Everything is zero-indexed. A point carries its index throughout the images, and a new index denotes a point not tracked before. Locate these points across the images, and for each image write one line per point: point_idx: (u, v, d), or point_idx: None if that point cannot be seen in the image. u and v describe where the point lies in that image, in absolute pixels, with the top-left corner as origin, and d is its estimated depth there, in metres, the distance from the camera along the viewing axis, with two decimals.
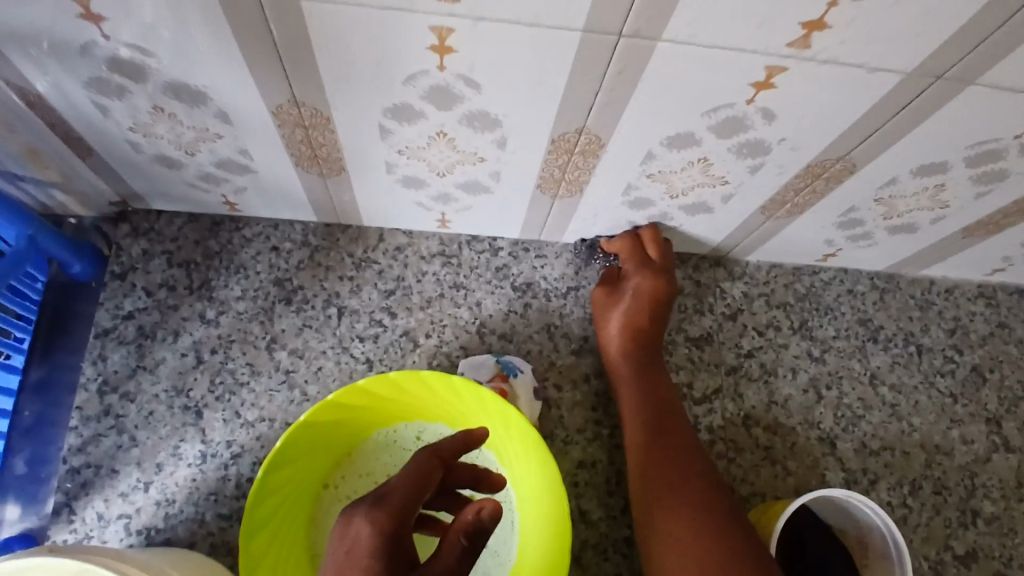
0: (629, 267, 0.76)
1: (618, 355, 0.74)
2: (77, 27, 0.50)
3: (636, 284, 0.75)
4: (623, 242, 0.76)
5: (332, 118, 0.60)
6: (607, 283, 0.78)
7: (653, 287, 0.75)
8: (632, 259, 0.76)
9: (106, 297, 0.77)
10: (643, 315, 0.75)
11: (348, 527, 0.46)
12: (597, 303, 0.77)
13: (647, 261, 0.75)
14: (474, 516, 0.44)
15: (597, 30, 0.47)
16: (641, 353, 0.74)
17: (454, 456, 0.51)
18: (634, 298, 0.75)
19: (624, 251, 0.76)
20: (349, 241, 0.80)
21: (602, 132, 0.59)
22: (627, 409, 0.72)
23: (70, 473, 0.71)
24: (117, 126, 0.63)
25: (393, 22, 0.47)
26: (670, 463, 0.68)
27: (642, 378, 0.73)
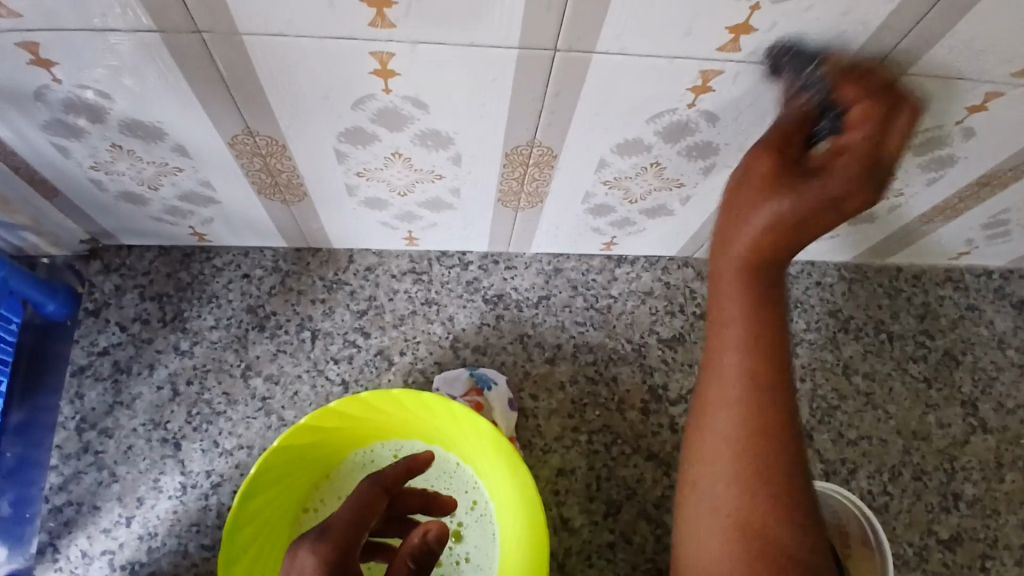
0: (845, 155, 0.45)
1: (743, 257, 0.49)
2: (28, 72, 0.52)
3: (837, 185, 0.45)
4: (863, 105, 0.46)
5: (288, 145, 0.61)
6: (781, 151, 0.49)
7: (852, 207, 0.46)
8: (862, 143, 0.45)
9: (81, 335, 0.77)
10: (816, 223, 0.46)
11: (293, 559, 0.51)
12: (757, 176, 0.48)
13: (872, 160, 0.45)
14: (420, 539, 0.51)
15: (532, 46, 0.49)
16: (769, 270, 0.49)
17: (397, 484, 0.57)
18: (816, 202, 0.45)
19: (855, 123, 0.46)
20: (319, 265, 0.81)
21: (553, 144, 0.61)
22: (722, 331, 0.51)
23: (53, 511, 0.72)
24: (79, 166, 0.64)
25: (332, 49, 0.49)
26: (758, 451, 0.48)
27: (759, 300, 0.49)
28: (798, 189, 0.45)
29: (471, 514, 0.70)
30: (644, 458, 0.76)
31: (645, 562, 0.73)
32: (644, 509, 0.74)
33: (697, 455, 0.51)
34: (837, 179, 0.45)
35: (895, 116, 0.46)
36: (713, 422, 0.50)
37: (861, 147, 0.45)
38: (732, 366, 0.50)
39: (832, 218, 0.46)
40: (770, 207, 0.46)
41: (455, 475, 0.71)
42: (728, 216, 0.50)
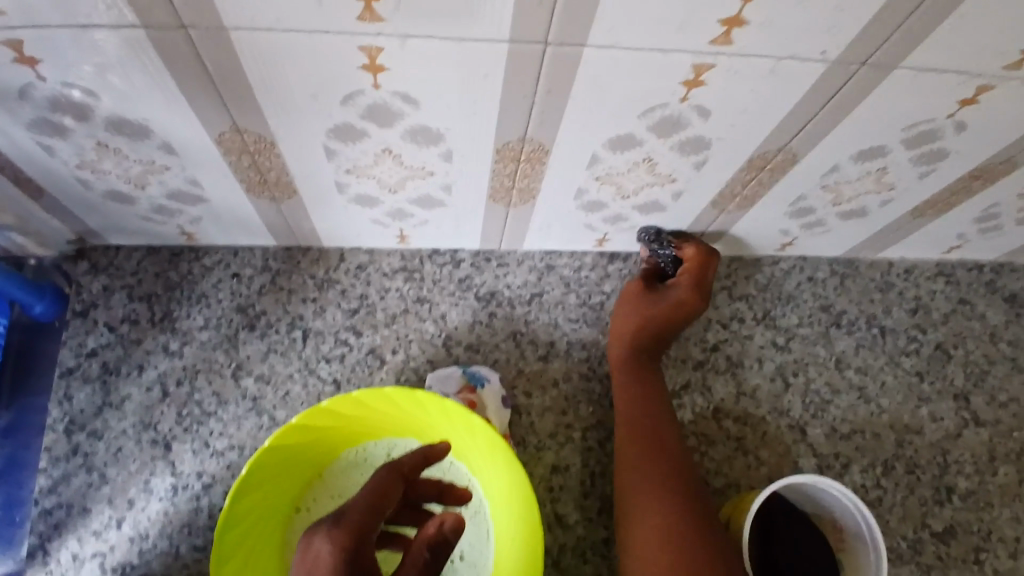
0: (683, 279, 0.75)
1: (633, 338, 0.75)
2: (11, 70, 0.51)
3: (682, 297, 0.75)
4: (693, 253, 0.75)
5: (276, 142, 0.60)
6: (644, 280, 0.78)
7: (693, 305, 0.75)
8: (694, 274, 0.75)
9: (69, 336, 0.76)
10: (671, 321, 0.75)
11: (308, 546, 0.50)
12: (630, 293, 0.78)
13: (699, 281, 0.75)
14: (436, 529, 0.50)
15: (523, 40, 0.48)
16: (649, 349, 0.76)
17: (415, 471, 0.57)
18: (669, 306, 0.75)
19: (688, 262, 0.76)
20: (310, 264, 0.80)
21: (545, 140, 0.60)
22: (622, 399, 0.73)
23: (43, 514, 0.71)
24: (64, 164, 0.63)
25: (321, 44, 0.48)
26: (662, 474, 0.68)
27: (645, 366, 0.75)
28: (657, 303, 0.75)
29: (465, 512, 0.70)
30: None
31: None
32: None
33: (629, 494, 0.68)
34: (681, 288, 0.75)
35: (708, 261, 0.76)
36: (627, 457, 0.70)
37: (694, 275, 0.75)
38: (637, 420, 0.71)
39: (681, 313, 0.75)
40: (644, 310, 0.75)
41: (448, 473, 0.70)
42: (620, 315, 0.77)
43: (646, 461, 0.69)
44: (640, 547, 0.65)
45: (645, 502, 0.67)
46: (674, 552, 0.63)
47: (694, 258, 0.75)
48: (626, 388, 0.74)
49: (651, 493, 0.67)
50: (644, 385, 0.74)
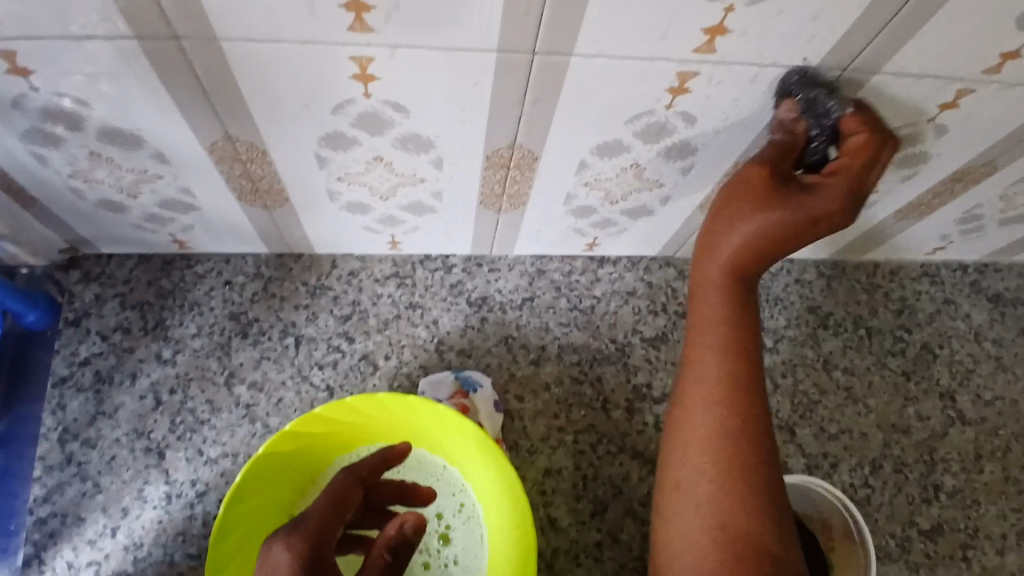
0: (835, 178, 0.56)
1: (731, 263, 0.58)
2: (4, 81, 0.51)
3: (829, 206, 0.55)
4: (861, 137, 0.55)
5: (268, 151, 0.60)
6: (774, 166, 0.56)
7: (839, 222, 0.55)
8: (848, 174, 0.55)
9: (61, 345, 0.76)
10: (796, 239, 0.56)
11: (267, 555, 0.50)
12: (755, 186, 0.56)
13: (856, 186, 0.55)
14: (397, 530, 0.52)
15: (511, 49, 0.49)
16: (746, 284, 0.59)
17: (371, 474, 0.60)
18: (806, 214, 0.54)
19: (849, 153, 0.56)
20: (302, 270, 0.81)
21: (534, 146, 0.61)
22: (705, 326, 0.60)
23: (37, 524, 0.71)
24: (57, 174, 0.63)
25: (311, 53, 0.49)
26: (730, 446, 0.56)
27: (741, 310, 0.59)
28: (794, 206, 0.55)
29: (459, 517, 0.70)
30: (630, 457, 0.77)
31: (633, 560, 0.73)
32: (631, 507, 0.75)
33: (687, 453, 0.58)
34: (829, 194, 0.55)
35: (876, 158, 0.56)
36: (696, 416, 0.58)
37: (850, 175, 0.55)
38: (711, 377, 0.58)
39: (822, 228, 0.56)
40: (770, 220, 0.55)
41: (441, 478, 0.71)
42: (716, 222, 0.58)
43: (712, 427, 0.57)
44: (681, 527, 0.56)
45: (700, 476, 0.56)
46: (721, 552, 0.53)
47: (857, 148, 0.56)
48: (709, 334, 0.59)
49: (716, 447, 0.56)
50: (729, 335, 0.59)
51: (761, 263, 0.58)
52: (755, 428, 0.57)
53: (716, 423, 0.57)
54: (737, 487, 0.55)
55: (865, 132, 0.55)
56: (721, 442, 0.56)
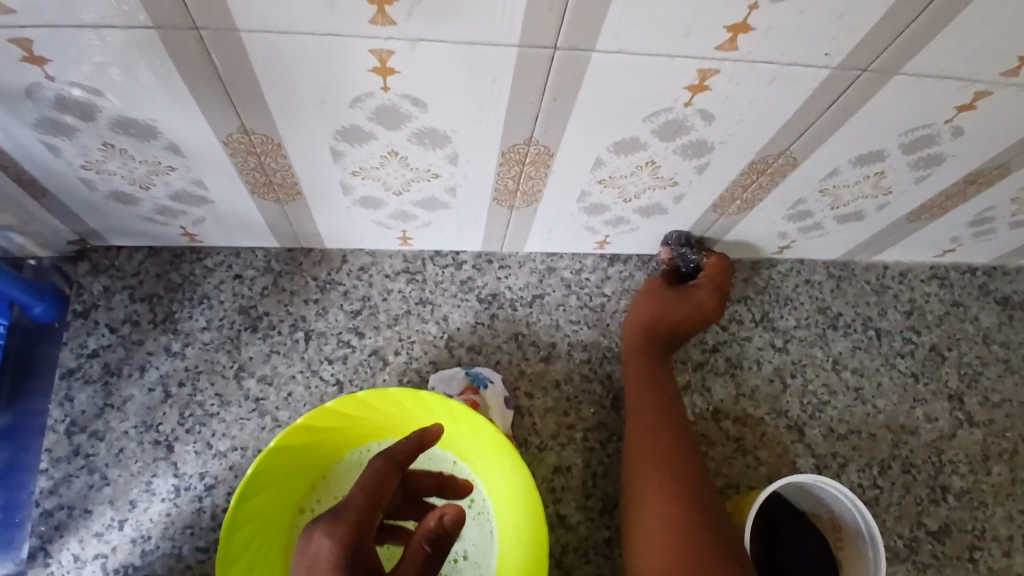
0: (707, 283, 0.78)
1: (649, 335, 0.77)
2: (19, 69, 0.51)
3: (706, 301, 0.77)
4: (716, 259, 0.79)
5: (283, 144, 0.60)
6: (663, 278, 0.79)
7: (712, 311, 0.77)
8: (714, 280, 0.78)
9: (69, 337, 0.76)
10: (687, 318, 0.76)
11: (306, 544, 0.45)
12: (652, 289, 0.79)
13: (720, 290, 0.78)
14: (436, 522, 0.43)
15: (532, 44, 0.49)
16: (661, 349, 0.77)
17: (410, 459, 0.50)
18: (697, 306, 0.76)
19: (710, 271, 0.79)
20: (312, 265, 0.80)
21: (550, 142, 0.61)
22: (637, 385, 0.74)
23: (44, 516, 0.71)
24: (69, 165, 0.63)
25: (331, 46, 0.48)
26: (672, 476, 0.68)
27: (661, 369, 0.76)
28: (681, 300, 0.77)
29: (469, 512, 0.70)
30: None
31: None
32: None
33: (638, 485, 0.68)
34: (706, 291, 0.77)
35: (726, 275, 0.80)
36: (642, 452, 0.70)
37: (715, 283, 0.78)
38: (650, 414, 0.72)
39: (701, 318, 0.77)
40: (672, 307, 0.76)
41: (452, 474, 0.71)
42: (637, 308, 0.78)
43: (659, 449, 0.70)
44: (649, 531, 0.65)
45: (657, 483, 0.68)
46: (680, 544, 0.63)
47: (716, 265, 0.79)
48: (642, 384, 0.74)
49: (660, 477, 0.68)
50: (658, 381, 0.75)
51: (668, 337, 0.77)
52: (690, 450, 0.70)
53: (659, 446, 0.70)
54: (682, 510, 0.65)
55: (717, 259, 0.79)
56: (666, 459, 0.69)
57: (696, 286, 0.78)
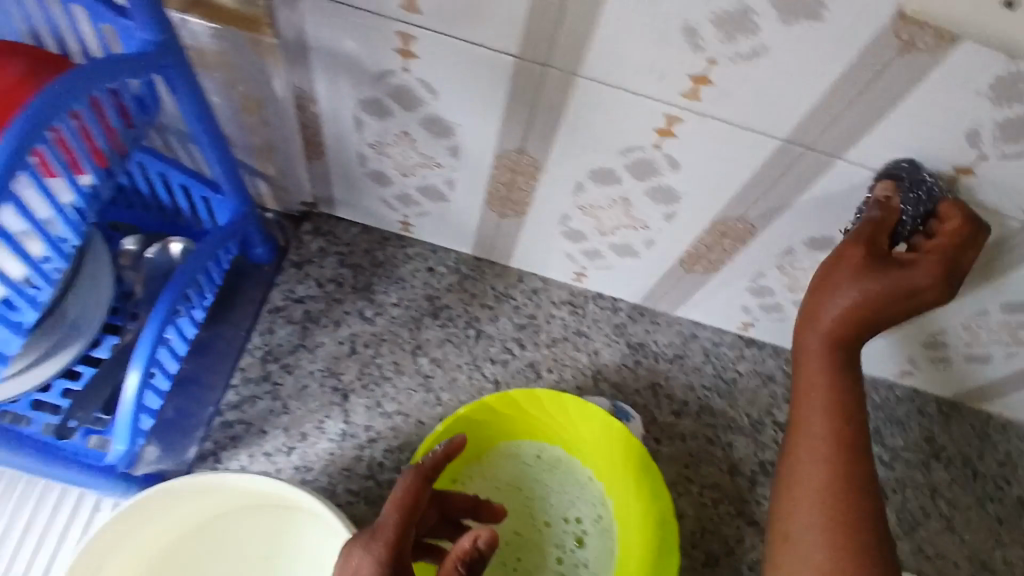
0: (932, 256, 0.61)
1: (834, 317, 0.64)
2: (388, 58, 0.63)
3: (924, 279, 0.61)
4: (959, 220, 0.60)
5: (542, 170, 0.73)
6: (871, 245, 0.61)
7: (932, 297, 0.62)
8: (945, 251, 0.61)
9: (282, 281, 0.88)
10: (886, 310, 0.62)
11: (349, 557, 0.53)
12: (852, 260, 0.62)
13: (952, 263, 0.61)
14: (471, 544, 0.53)
15: (793, 141, 0.61)
16: (845, 330, 0.64)
17: (435, 471, 0.59)
18: (897, 287, 0.61)
19: (943, 230, 0.61)
20: (493, 276, 0.92)
21: (758, 224, 0.72)
22: (809, 365, 0.66)
23: (223, 426, 0.81)
24: (360, 140, 0.75)
25: (636, 104, 0.61)
26: (842, 461, 0.63)
27: (840, 367, 0.65)
28: (893, 274, 0.61)
29: (595, 526, 0.78)
30: (747, 523, 0.84)
31: None
32: (738, 568, 0.82)
33: (800, 457, 0.65)
34: (921, 276, 0.61)
35: (970, 241, 0.61)
36: (810, 428, 0.65)
37: (944, 254, 0.61)
38: (820, 408, 0.65)
39: (913, 301, 0.62)
40: (880, 284, 0.61)
41: (584, 488, 0.79)
42: (820, 289, 0.65)
43: (807, 445, 0.65)
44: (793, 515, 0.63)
45: (810, 463, 0.64)
46: (849, 533, 0.60)
47: (959, 216, 0.60)
48: (817, 363, 0.66)
49: (826, 459, 0.64)
50: (829, 380, 0.65)
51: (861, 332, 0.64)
52: (863, 469, 0.63)
53: (833, 442, 0.64)
54: (851, 500, 0.62)
55: (962, 216, 0.60)
56: (835, 457, 0.63)
57: (916, 254, 0.62)
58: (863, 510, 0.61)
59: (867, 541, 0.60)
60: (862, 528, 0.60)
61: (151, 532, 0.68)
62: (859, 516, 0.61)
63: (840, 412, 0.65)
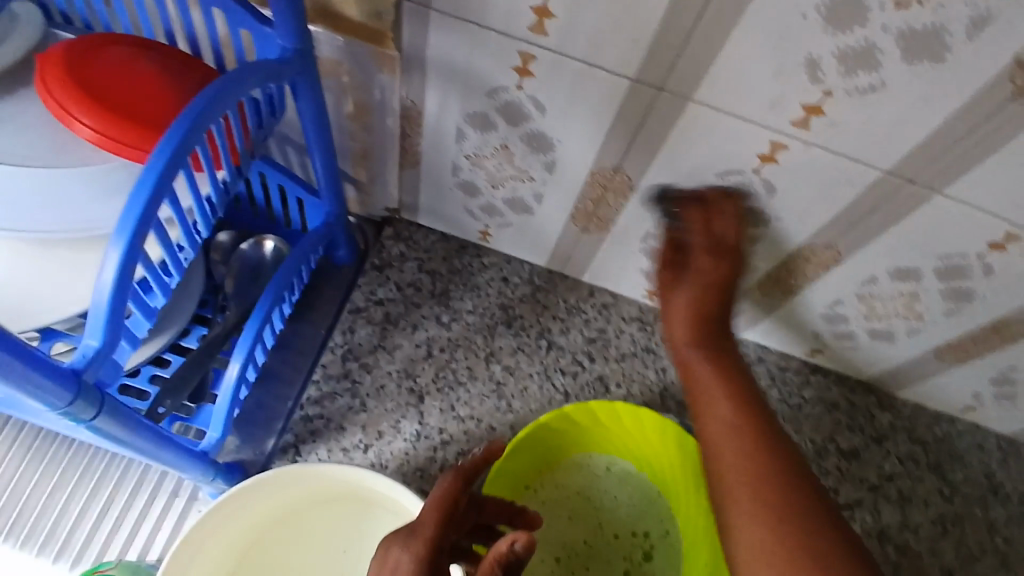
0: (700, 252, 0.66)
1: (685, 314, 0.65)
2: (504, 75, 0.66)
3: (711, 271, 0.65)
4: (699, 214, 0.68)
5: (635, 189, 0.75)
6: (665, 262, 0.69)
7: (726, 271, 0.65)
8: (703, 239, 0.66)
9: (363, 282, 0.91)
10: (718, 300, 0.65)
11: (386, 557, 0.50)
12: (690, 275, 0.66)
13: (717, 243, 0.66)
14: (507, 547, 0.49)
15: (896, 173, 0.62)
16: (706, 329, 0.64)
17: (477, 473, 0.56)
18: (701, 284, 0.65)
19: (693, 227, 0.68)
20: (565, 289, 0.94)
21: (845, 251, 0.73)
22: (687, 362, 0.63)
23: (304, 420, 0.83)
24: (459, 151, 0.78)
25: (744, 130, 0.62)
26: (757, 444, 0.54)
27: (719, 361, 0.62)
28: (695, 276, 0.65)
29: (663, 540, 0.78)
30: None
31: None
32: None
33: (715, 454, 0.55)
34: (701, 263, 0.66)
35: (721, 215, 0.68)
36: (716, 423, 0.57)
37: (704, 241, 0.66)
38: (722, 402, 0.58)
39: (725, 293, 0.66)
40: (690, 293, 0.65)
41: (652, 502, 0.80)
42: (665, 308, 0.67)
43: (718, 435, 0.55)
44: (736, 524, 0.50)
45: (731, 455, 0.54)
46: (789, 526, 0.47)
47: (694, 216, 0.68)
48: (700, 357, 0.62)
49: (746, 448, 0.54)
50: (726, 385, 0.60)
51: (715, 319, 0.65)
52: (766, 446, 0.54)
53: (736, 431, 0.55)
54: (765, 478, 0.51)
55: (698, 204, 0.69)
56: (749, 443, 0.54)
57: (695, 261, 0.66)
58: (787, 492, 0.50)
59: (817, 526, 0.48)
60: (798, 510, 0.49)
61: (237, 526, 0.70)
62: (796, 499, 0.49)
63: (733, 393, 0.59)
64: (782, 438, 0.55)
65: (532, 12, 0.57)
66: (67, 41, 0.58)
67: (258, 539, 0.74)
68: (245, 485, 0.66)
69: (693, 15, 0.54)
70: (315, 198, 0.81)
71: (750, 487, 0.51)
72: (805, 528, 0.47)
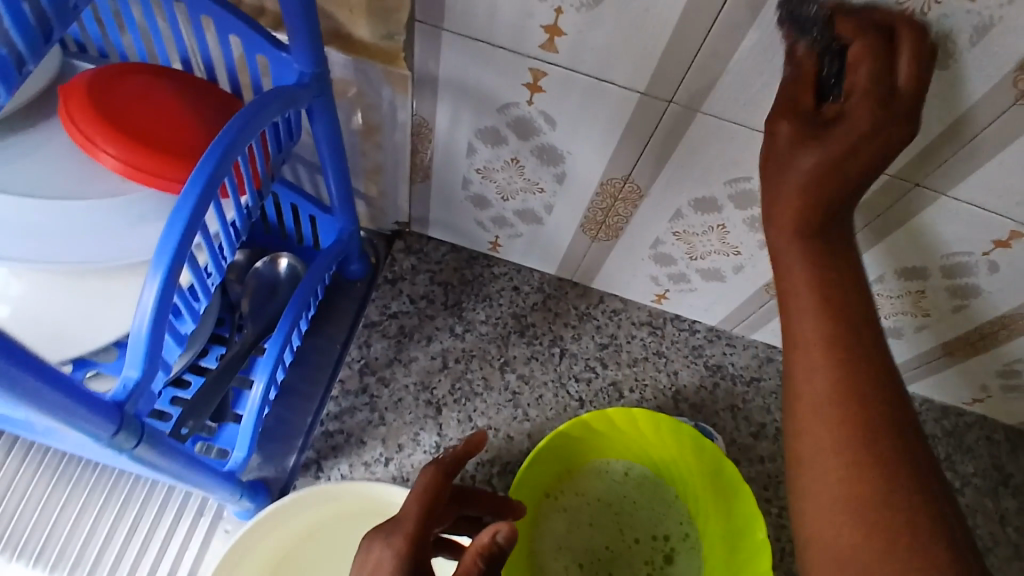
0: (855, 97, 0.49)
1: (801, 187, 0.50)
2: (515, 92, 0.67)
3: (859, 126, 0.48)
4: (865, 42, 0.48)
5: (644, 198, 0.76)
6: (799, 114, 0.51)
7: (876, 142, 0.49)
8: (865, 83, 0.48)
9: (377, 296, 0.92)
10: (846, 172, 0.49)
11: (367, 553, 0.52)
12: (782, 139, 0.51)
13: (879, 91, 0.48)
14: (489, 539, 0.51)
15: (902, 176, 0.63)
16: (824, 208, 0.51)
17: (456, 467, 0.57)
18: (843, 148, 0.49)
19: (857, 62, 0.48)
20: (576, 296, 0.95)
21: (853, 252, 0.75)
22: (781, 260, 0.53)
23: (324, 435, 0.84)
24: (468, 165, 0.79)
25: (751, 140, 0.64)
26: (839, 363, 0.50)
27: (817, 255, 0.52)
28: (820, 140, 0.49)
29: (683, 543, 0.80)
30: None
31: None
32: None
33: (802, 354, 0.51)
34: (840, 139, 0.49)
35: (902, 44, 0.49)
36: (805, 328, 0.52)
37: (867, 84, 0.48)
38: (808, 307, 0.52)
39: (871, 147, 0.49)
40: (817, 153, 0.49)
41: (671, 505, 0.81)
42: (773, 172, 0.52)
43: (815, 352, 0.51)
44: (808, 440, 0.50)
45: (814, 373, 0.51)
46: (856, 448, 0.48)
47: (862, 49, 0.48)
48: (801, 243, 0.52)
49: (833, 367, 0.50)
50: (822, 281, 0.52)
51: (836, 206, 0.51)
52: (864, 366, 0.50)
53: (827, 347, 0.51)
54: (858, 406, 0.49)
55: (865, 36, 0.48)
56: (836, 359, 0.50)
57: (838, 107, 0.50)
58: (865, 418, 0.49)
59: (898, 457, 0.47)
60: (880, 436, 0.48)
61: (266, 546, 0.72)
62: (885, 435, 0.48)
63: (829, 303, 0.51)
64: (875, 352, 0.51)
65: (542, 30, 0.59)
66: (87, 72, 0.58)
67: (290, 551, 0.76)
68: (292, 497, 0.68)
69: (701, 30, 0.55)
70: (328, 215, 0.82)
71: (834, 415, 0.49)
72: (893, 450, 0.48)
